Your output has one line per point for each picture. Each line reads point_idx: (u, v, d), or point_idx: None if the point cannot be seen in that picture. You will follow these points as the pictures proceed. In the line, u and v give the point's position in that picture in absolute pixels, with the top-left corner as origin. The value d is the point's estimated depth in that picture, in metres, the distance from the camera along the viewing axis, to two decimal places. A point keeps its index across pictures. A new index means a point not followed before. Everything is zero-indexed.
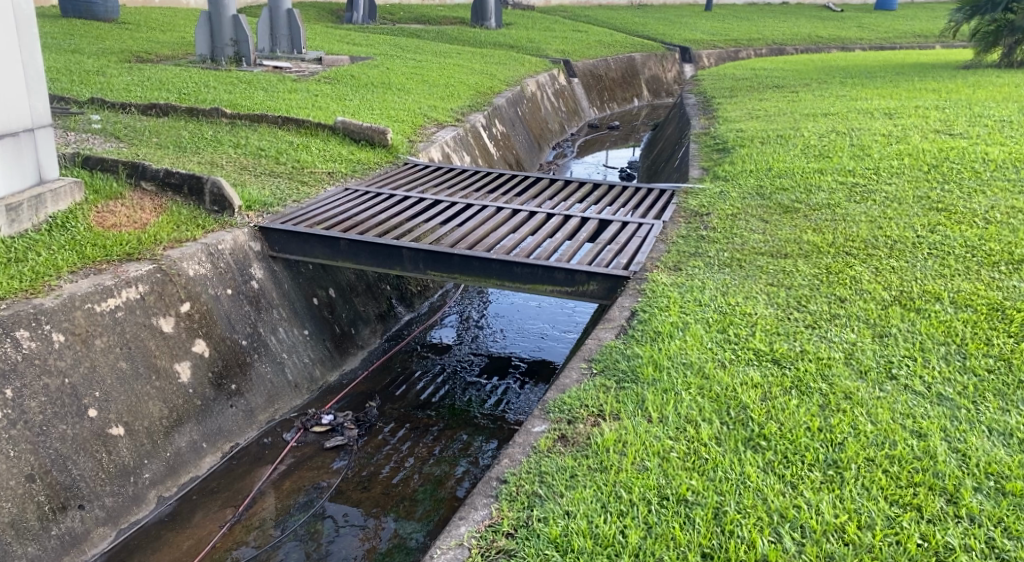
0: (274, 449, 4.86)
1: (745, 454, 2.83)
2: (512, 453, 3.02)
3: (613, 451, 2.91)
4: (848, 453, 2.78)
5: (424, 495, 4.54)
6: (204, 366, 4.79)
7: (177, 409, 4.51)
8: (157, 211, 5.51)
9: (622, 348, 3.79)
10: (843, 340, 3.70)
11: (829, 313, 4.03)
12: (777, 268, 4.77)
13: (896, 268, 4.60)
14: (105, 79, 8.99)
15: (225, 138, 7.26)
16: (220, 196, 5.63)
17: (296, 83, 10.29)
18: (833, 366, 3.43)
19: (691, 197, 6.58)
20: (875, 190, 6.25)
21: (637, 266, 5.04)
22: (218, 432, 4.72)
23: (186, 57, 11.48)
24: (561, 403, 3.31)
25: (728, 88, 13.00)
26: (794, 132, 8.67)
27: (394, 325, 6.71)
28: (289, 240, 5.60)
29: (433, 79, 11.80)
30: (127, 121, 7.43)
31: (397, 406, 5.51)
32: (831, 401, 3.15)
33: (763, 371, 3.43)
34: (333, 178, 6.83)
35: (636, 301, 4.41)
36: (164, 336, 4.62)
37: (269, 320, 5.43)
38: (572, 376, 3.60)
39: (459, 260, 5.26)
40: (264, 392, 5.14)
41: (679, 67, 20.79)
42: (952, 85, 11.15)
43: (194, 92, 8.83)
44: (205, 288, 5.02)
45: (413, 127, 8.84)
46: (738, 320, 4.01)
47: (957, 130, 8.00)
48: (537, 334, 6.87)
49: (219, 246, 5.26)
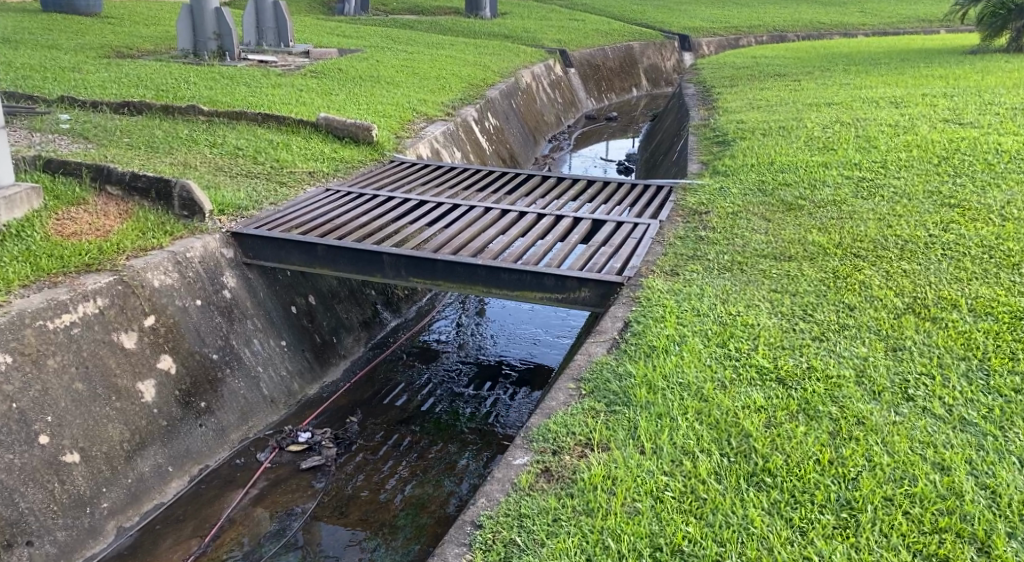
0: (246, 471, 4.56)
1: (748, 493, 2.50)
2: (489, 491, 2.70)
3: (601, 490, 2.60)
4: (863, 492, 2.44)
5: (405, 521, 4.22)
6: (170, 384, 4.50)
7: (139, 431, 4.22)
8: (121, 218, 5.20)
9: (613, 367, 3.47)
10: (854, 355, 3.38)
11: (838, 323, 3.72)
12: (781, 272, 4.46)
13: (908, 271, 4.29)
14: (80, 76, 8.67)
15: (201, 137, 6.94)
16: (189, 200, 5.31)
17: (281, 77, 9.95)
18: (843, 387, 3.10)
19: (690, 194, 6.25)
20: (883, 184, 5.93)
21: (631, 271, 4.72)
22: (185, 454, 4.44)
23: (169, 51, 11.15)
24: (546, 432, 3.00)
25: (728, 77, 12.62)
26: (797, 124, 8.32)
27: (379, 332, 6.41)
28: (263, 246, 5.28)
29: (424, 72, 11.46)
30: (98, 120, 7.10)
31: (380, 421, 5.21)
32: (842, 427, 2.81)
33: (768, 393, 3.11)
34: (313, 179, 6.51)
35: (630, 311, 4.10)
36: (126, 353, 4.33)
37: (242, 332, 5.12)
38: (559, 398, 3.29)
39: (442, 266, 4.94)
40: (236, 409, 4.84)
41: (678, 56, 20.46)
42: (959, 71, 10.79)
43: (172, 89, 8.51)
44: (171, 300, 4.71)
45: (400, 123, 8.51)
46: (739, 332, 3.69)
47: (966, 119, 7.67)
48: (530, 340, 6.56)
49: (188, 254, 4.95)
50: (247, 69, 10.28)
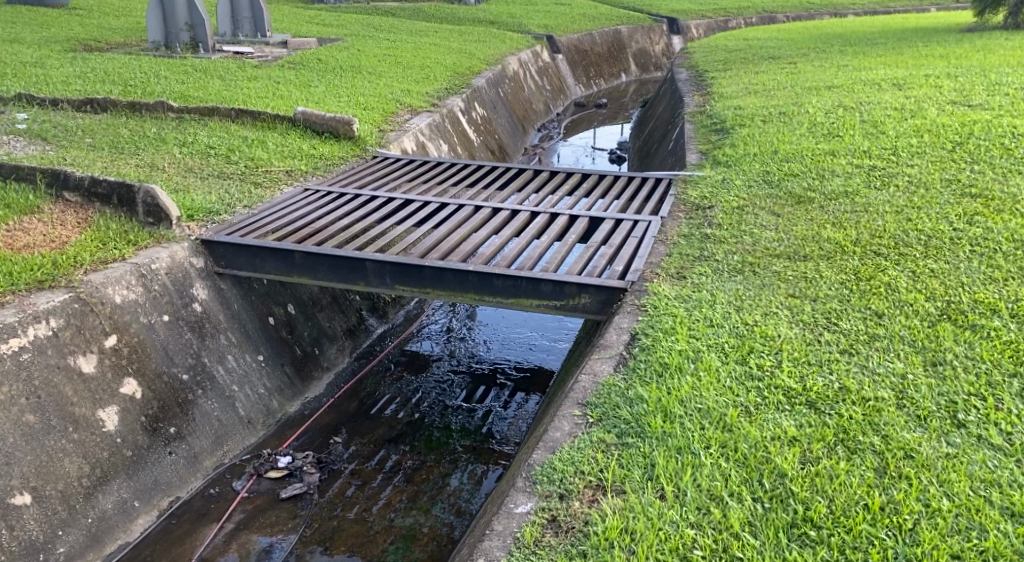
0: (221, 502, 4.19)
1: (791, 551, 2.19)
2: (489, 548, 2.36)
3: (618, 549, 2.27)
4: (925, 548, 2.15)
5: (395, 556, 3.87)
6: (136, 411, 4.12)
7: (101, 464, 3.84)
8: (80, 227, 4.78)
9: (622, 390, 3.11)
10: (889, 371, 3.06)
11: (867, 334, 3.39)
12: (797, 274, 4.11)
13: (937, 271, 3.96)
14: (43, 72, 8.19)
15: (169, 136, 6.50)
16: (154, 206, 4.89)
17: (257, 69, 9.48)
18: (883, 411, 2.78)
19: (691, 186, 5.90)
20: (896, 174, 5.58)
21: (634, 274, 4.33)
22: (154, 486, 4.07)
23: (139, 44, 10.65)
24: (551, 472, 2.66)
25: (720, 61, 12.22)
26: (798, 109, 7.96)
27: (365, 340, 6.04)
28: (235, 254, 4.87)
29: (407, 61, 11.01)
30: (58, 120, 6.65)
31: (367, 440, 4.83)
32: (888, 462, 2.51)
33: (799, 420, 2.78)
34: (291, 178, 6.09)
35: (637, 321, 3.74)
36: (84, 379, 3.93)
37: (215, 348, 4.72)
38: (562, 428, 2.94)
39: (430, 273, 4.55)
40: (209, 433, 4.46)
41: (667, 38, 20.07)
42: (960, 50, 10.45)
43: (141, 84, 8.05)
44: (135, 317, 4.32)
45: (383, 115, 8.08)
46: (759, 345, 3.34)
47: (975, 101, 7.33)
48: (525, 346, 6.21)
49: (153, 266, 4.54)
50: (220, 61, 9.80)
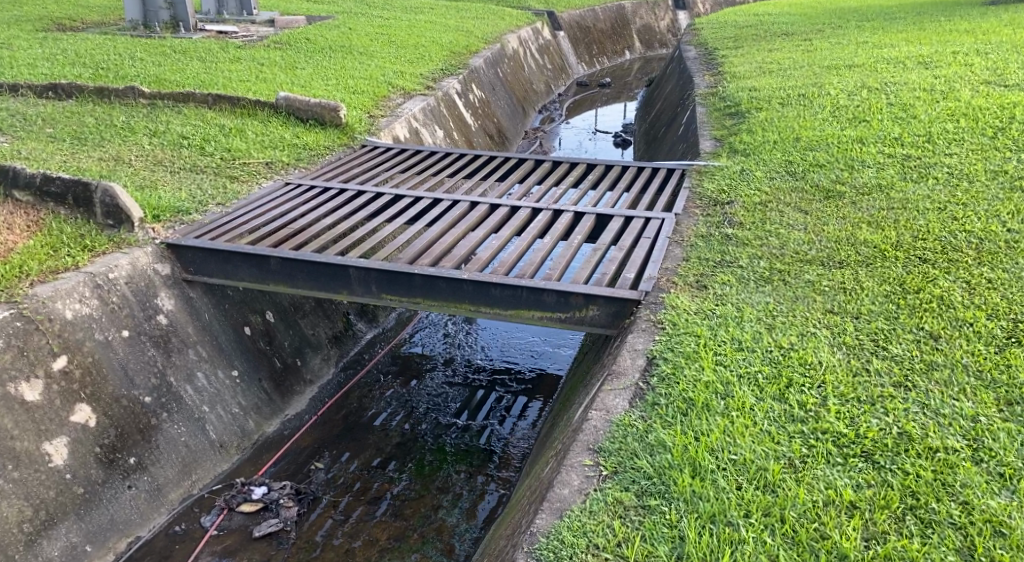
0: (186, 542, 3.76)
1: None
2: None
3: None
4: None
5: None
6: (90, 441, 3.67)
7: (45, 506, 3.41)
8: (30, 230, 4.31)
9: (641, 433, 2.63)
10: (958, 411, 2.59)
11: (923, 361, 2.91)
12: (835, 284, 3.63)
13: (996, 282, 3.47)
14: (10, 53, 7.67)
15: (140, 125, 6.00)
16: (113, 206, 4.40)
17: (240, 50, 8.92)
18: (957, 467, 2.33)
19: (707, 178, 5.39)
20: (934, 164, 5.07)
21: (647, 283, 3.83)
22: (110, 526, 3.63)
23: (118, 23, 10.10)
24: (558, 546, 2.21)
25: (731, 38, 11.61)
26: (818, 90, 7.43)
27: (352, 347, 5.57)
28: (205, 259, 4.38)
29: (401, 39, 10.43)
30: (18, 107, 6.15)
31: (351, 465, 4.38)
32: (974, 542, 2.08)
33: (856, 479, 2.33)
34: (270, 172, 5.59)
35: (654, 342, 3.24)
36: (27, 408, 3.48)
37: (183, 364, 4.24)
38: (569, 483, 2.46)
39: (421, 281, 4.05)
40: (175, 462, 4.01)
41: (673, 14, 19.49)
42: (986, 24, 9.86)
43: (113, 67, 7.53)
44: (90, 333, 3.84)
45: (374, 99, 7.54)
46: (798, 377, 2.86)
47: (1011, 80, 6.79)
48: (526, 352, 5.73)
49: (110, 275, 4.06)
50: (202, 41, 9.26)
